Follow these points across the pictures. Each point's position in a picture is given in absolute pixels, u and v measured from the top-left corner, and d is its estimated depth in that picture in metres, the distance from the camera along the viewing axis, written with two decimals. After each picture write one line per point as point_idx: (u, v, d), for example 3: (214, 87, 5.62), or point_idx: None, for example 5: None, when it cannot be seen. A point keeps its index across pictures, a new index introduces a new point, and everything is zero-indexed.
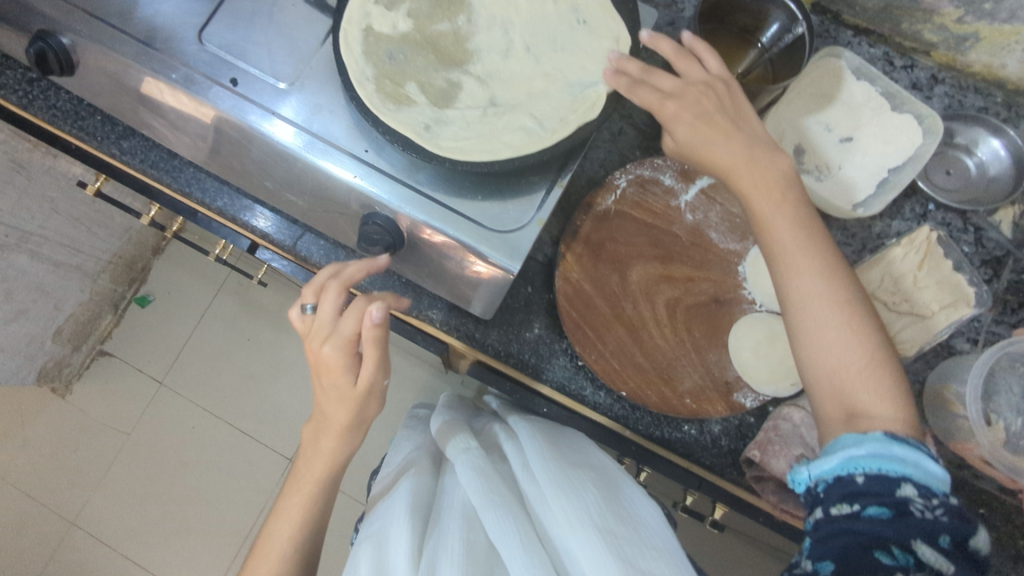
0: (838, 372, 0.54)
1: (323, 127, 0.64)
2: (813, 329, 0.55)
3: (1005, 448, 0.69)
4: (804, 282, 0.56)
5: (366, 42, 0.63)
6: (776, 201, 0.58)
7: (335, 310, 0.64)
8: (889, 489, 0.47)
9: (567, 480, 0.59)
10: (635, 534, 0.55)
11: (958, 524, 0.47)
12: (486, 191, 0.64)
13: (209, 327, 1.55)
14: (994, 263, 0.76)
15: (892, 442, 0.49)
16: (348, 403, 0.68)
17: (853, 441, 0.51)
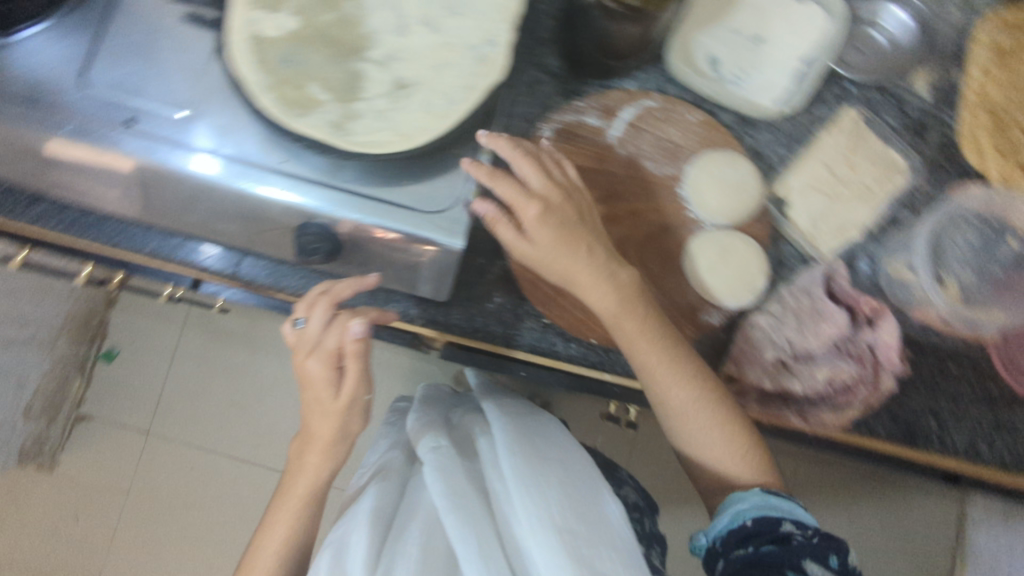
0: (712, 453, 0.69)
1: (235, 147, 0.62)
2: (691, 427, 0.68)
3: (961, 301, 0.73)
4: (678, 391, 0.66)
5: (256, 50, 0.61)
6: (636, 326, 0.65)
7: (322, 324, 0.67)
8: (773, 527, 0.63)
9: (528, 478, 0.62)
10: (592, 531, 0.59)
11: (831, 544, 0.62)
12: (415, 174, 0.63)
13: (183, 365, 1.53)
14: (920, 129, 0.76)
15: (768, 496, 0.66)
16: (330, 417, 0.71)
17: (741, 498, 0.67)
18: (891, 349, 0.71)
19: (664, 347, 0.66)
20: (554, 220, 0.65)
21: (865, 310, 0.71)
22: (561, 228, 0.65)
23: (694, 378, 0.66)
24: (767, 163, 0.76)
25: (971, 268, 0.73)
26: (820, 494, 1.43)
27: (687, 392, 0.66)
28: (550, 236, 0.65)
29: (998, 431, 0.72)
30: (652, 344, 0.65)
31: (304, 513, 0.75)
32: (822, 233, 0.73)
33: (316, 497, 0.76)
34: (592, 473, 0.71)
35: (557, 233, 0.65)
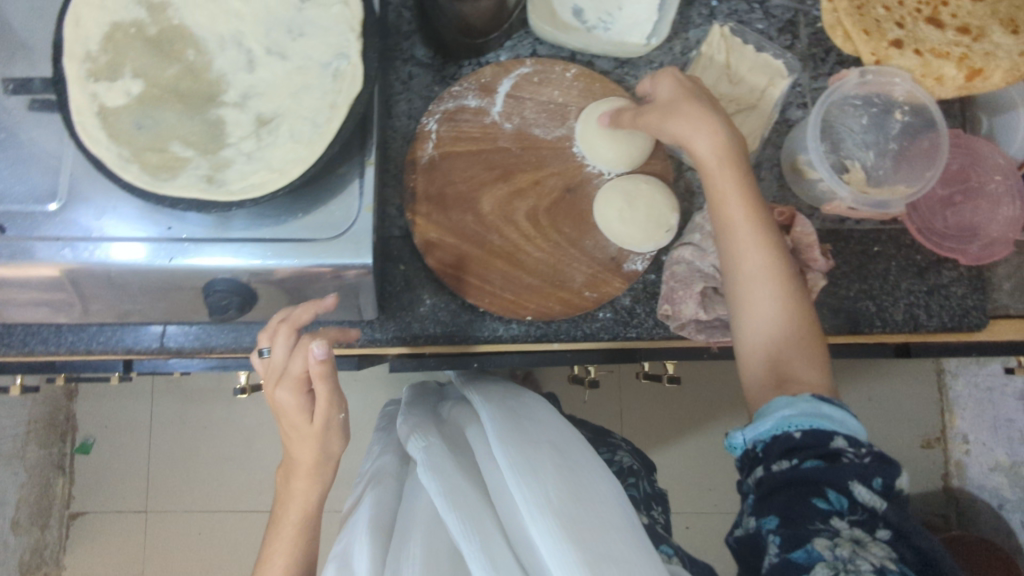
0: (773, 340, 0.60)
1: (119, 226, 0.62)
2: (755, 301, 0.61)
3: (870, 182, 0.74)
4: (751, 251, 0.60)
5: (106, 124, 0.59)
6: (737, 176, 0.61)
7: (286, 349, 0.63)
8: (823, 442, 0.53)
9: (525, 466, 0.59)
10: (596, 515, 0.58)
11: (886, 469, 0.52)
12: (305, 205, 0.64)
13: (162, 437, 1.50)
14: (789, 26, 0.77)
15: (821, 404, 0.55)
16: (310, 443, 0.67)
17: (785, 403, 0.56)
18: (812, 248, 0.69)
19: (750, 205, 0.61)
20: (687, 84, 0.65)
21: (778, 219, 0.70)
22: (687, 89, 0.65)
23: (778, 248, 0.60)
24: None
25: (870, 149, 0.75)
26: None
27: (770, 259, 0.60)
28: (668, 95, 0.65)
29: (933, 295, 0.74)
30: (739, 196, 0.61)
31: (300, 543, 0.71)
32: None
33: (311, 520, 0.72)
34: (581, 449, 0.70)
35: (676, 93, 0.65)
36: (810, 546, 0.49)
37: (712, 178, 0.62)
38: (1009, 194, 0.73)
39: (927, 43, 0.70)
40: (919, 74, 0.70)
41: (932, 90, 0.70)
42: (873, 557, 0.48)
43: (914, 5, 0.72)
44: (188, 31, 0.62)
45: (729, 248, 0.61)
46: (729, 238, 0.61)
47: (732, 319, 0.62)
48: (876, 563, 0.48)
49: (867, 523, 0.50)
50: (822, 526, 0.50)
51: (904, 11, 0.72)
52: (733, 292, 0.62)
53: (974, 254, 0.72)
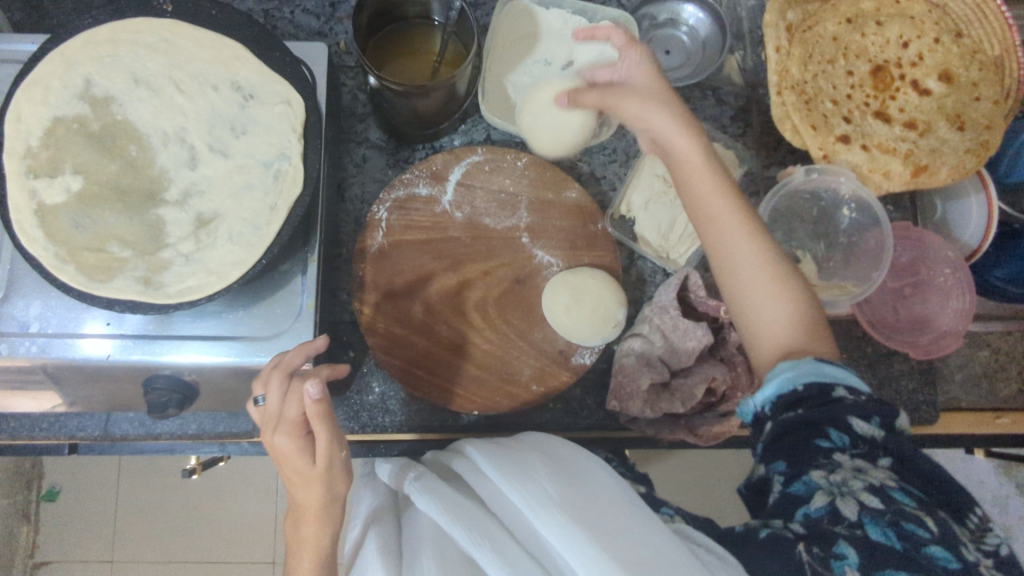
0: (772, 328, 0.56)
1: (58, 322, 0.62)
2: (753, 300, 0.56)
3: (819, 274, 0.74)
4: (740, 245, 0.56)
5: (43, 222, 0.58)
6: (715, 181, 0.57)
7: (279, 397, 0.56)
8: (824, 393, 0.50)
9: (513, 470, 0.55)
10: (590, 498, 0.51)
11: (886, 409, 0.49)
12: (246, 300, 0.63)
13: (132, 483, 1.40)
14: (742, 114, 0.79)
15: (821, 362, 0.51)
16: (314, 484, 0.56)
17: (787, 367, 0.52)
18: None
19: (731, 200, 0.57)
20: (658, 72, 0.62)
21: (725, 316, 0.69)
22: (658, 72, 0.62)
23: (758, 232, 0.57)
24: (609, 184, 0.77)
25: (820, 241, 0.76)
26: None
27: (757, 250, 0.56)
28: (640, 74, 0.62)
29: (883, 389, 0.75)
30: (715, 196, 0.57)
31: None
32: (675, 244, 0.72)
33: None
34: (567, 445, 0.64)
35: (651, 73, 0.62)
36: (806, 477, 0.47)
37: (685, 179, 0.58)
38: (958, 289, 0.72)
39: (875, 137, 0.72)
40: (866, 169, 0.71)
41: (880, 184, 0.70)
42: (872, 480, 0.46)
43: (862, 99, 0.74)
44: (131, 126, 0.61)
45: (714, 247, 0.58)
46: (711, 233, 0.58)
47: (729, 304, 0.58)
48: (874, 484, 0.45)
49: (870, 456, 0.47)
50: (822, 461, 0.47)
51: (852, 104, 0.74)
52: (725, 291, 0.58)
53: (924, 348, 0.72)
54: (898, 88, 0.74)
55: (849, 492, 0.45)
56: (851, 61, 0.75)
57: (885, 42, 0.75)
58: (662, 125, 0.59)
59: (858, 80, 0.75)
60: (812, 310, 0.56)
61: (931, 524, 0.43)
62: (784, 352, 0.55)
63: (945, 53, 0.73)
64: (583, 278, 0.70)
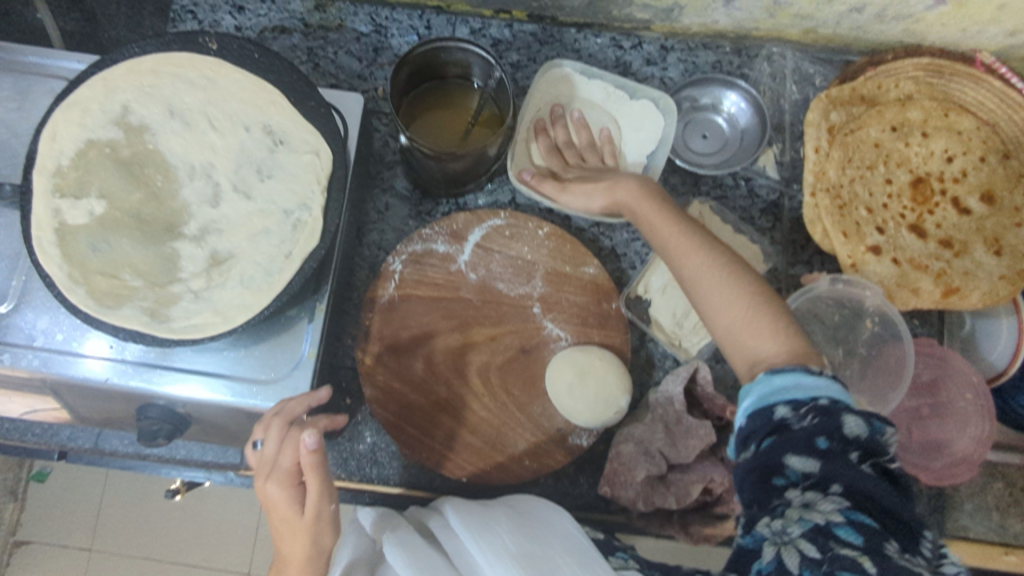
0: (731, 332, 0.52)
1: (62, 339, 0.62)
2: (705, 308, 0.54)
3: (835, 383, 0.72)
4: (683, 256, 0.56)
5: (62, 242, 0.59)
6: (654, 208, 0.60)
7: (277, 445, 0.56)
8: (769, 419, 0.45)
9: (478, 527, 0.56)
10: (542, 546, 0.54)
11: (828, 422, 0.43)
12: (248, 342, 0.63)
13: (122, 475, 1.39)
14: (772, 208, 0.78)
15: (772, 377, 0.47)
16: (300, 536, 0.55)
17: (749, 391, 0.49)
18: None
19: (675, 220, 0.58)
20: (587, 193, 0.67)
21: (729, 417, 0.67)
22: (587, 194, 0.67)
23: (703, 247, 0.56)
24: (629, 262, 0.77)
25: (839, 346, 0.72)
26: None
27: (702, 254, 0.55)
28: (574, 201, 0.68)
29: None
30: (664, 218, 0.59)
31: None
32: (685, 333, 0.72)
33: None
34: (548, 504, 0.63)
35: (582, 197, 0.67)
36: (754, 534, 0.43)
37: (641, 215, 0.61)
38: (977, 414, 0.70)
39: (908, 252, 0.71)
40: (893, 283, 0.70)
41: (907, 301, 0.70)
42: (816, 518, 0.41)
43: (898, 210, 0.73)
44: (161, 157, 0.62)
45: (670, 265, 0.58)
46: (664, 253, 0.58)
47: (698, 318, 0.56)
48: (817, 523, 0.40)
49: (820, 487, 0.42)
50: (777, 506, 0.43)
51: (887, 214, 0.73)
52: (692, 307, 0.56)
53: (934, 473, 0.70)
54: (938, 203, 0.73)
55: (790, 539, 0.41)
56: (891, 169, 0.74)
57: (929, 155, 0.73)
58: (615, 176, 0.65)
59: (896, 190, 0.73)
60: (774, 309, 0.52)
61: (870, 569, 0.38)
62: (752, 360, 0.51)
63: (990, 173, 0.73)
64: (587, 356, 0.68)
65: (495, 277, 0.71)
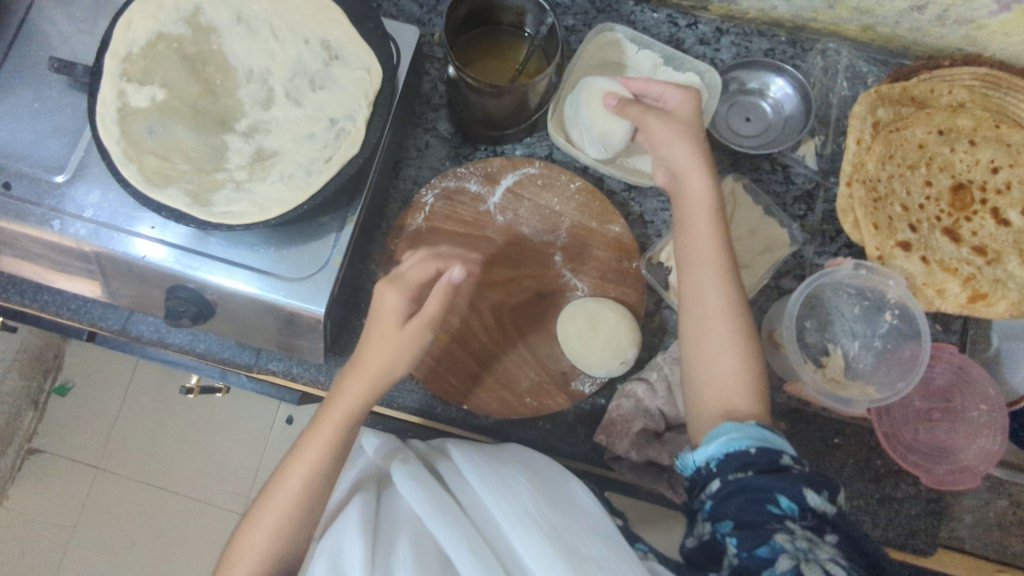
0: (714, 378, 0.58)
1: (110, 214, 0.65)
2: (705, 343, 0.58)
3: (846, 373, 0.72)
4: (707, 286, 0.59)
5: (122, 121, 0.62)
6: (705, 212, 0.61)
7: (413, 262, 0.63)
8: (772, 458, 0.50)
9: (494, 476, 0.56)
10: (568, 518, 0.53)
11: (828, 483, 0.50)
12: (280, 242, 0.66)
13: (139, 397, 1.42)
14: (807, 197, 0.78)
15: (762, 429, 0.52)
16: (386, 349, 0.60)
17: (732, 428, 0.53)
18: None
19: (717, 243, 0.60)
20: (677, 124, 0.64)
21: None
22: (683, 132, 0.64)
23: (730, 284, 0.59)
24: (655, 230, 0.77)
25: (857, 339, 0.73)
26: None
27: (723, 296, 0.59)
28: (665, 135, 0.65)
29: (883, 507, 0.71)
30: (706, 232, 0.61)
31: (316, 479, 0.56)
32: None
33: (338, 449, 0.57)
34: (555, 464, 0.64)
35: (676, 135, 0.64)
36: (771, 541, 0.46)
37: (685, 213, 0.62)
38: (991, 427, 0.70)
39: (938, 253, 0.70)
40: (920, 280, 0.69)
41: (932, 300, 0.69)
42: (825, 550, 0.45)
43: (935, 212, 0.72)
44: (223, 58, 0.66)
45: (684, 288, 0.61)
46: (687, 268, 0.61)
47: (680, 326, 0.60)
48: (827, 554, 0.45)
49: (819, 530, 0.47)
50: (776, 528, 0.47)
51: (922, 215, 0.72)
52: (688, 333, 0.60)
53: (938, 477, 0.69)
54: (977, 211, 0.72)
55: (815, 559, 0.44)
56: (933, 172, 0.73)
57: (974, 162, 0.73)
58: (685, 157, 0.63)
59: (935, 193, 0.73)
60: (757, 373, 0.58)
61: None
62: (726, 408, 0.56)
63: None
64: (602, 307, 0.70)
65: (522, 222, 0.73)
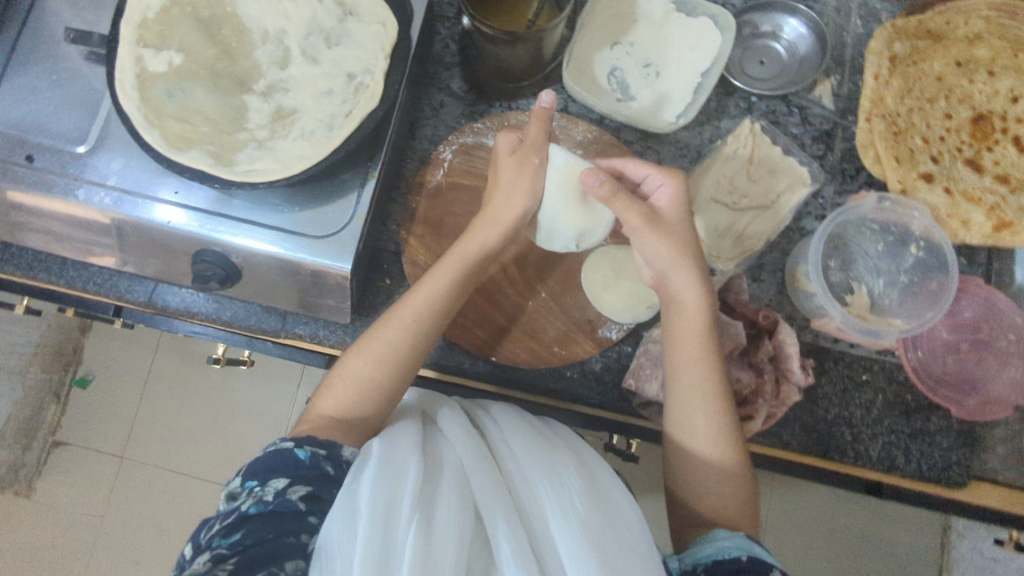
0: (700, 478, 0.60)
1: (132, 180, 0.65)
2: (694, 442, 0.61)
3: (873, 310, 0.71)
4: (690, 387, 0.61)
5: (140, 85, 0.62)
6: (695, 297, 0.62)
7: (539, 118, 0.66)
8: (767, 572, 0.52)
9: (556, 465, 0.54)
10: (615, 528, 0.50)
11: None
12: (302, 202, 0.66)
13: (160, 385, 1.37)
14: (825, 137, 0.77)
15: (753, 542, 0.55)
16: (503, 191, 0.65)
17: (724, 535, 0.55)
18: (791, 359, 0.68)
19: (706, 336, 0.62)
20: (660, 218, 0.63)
21: (762, 322, 0.69)
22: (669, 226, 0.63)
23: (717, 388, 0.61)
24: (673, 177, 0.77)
25: (881, 277, 0.73)
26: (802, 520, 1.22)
27: (705, 396, 0.61)
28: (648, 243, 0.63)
29: (914, 441, 0.71)
30: (696, 326, 0.62)
31: (410, 335, 0.61)
32: (724, 246, 0.72)
33: (426, 324, 0.62)
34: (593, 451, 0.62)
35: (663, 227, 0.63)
36: None
37: (671, 300, 0.64)
38: (1018, 354, 0.71)
39: (960, 183, 0.70)
40: (944, 213, 0.69)
41: (957, 231, 0.69)
42: None
43: (955, 144, 0.71)
44: (238, 20, 0.66)
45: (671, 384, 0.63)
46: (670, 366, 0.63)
47: (666, 418, 0.63)
48: None
49: None
50: None
51: (944, 147, 0.72)
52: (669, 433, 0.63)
53: (969, 409, 0.69)
54: (998, 141, 0.71)
55: None
56: (953, 104, 0.72)
57: (993, 93, 0.71)
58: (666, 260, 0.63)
59: (955, 125, 0.72)
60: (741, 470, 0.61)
61: None
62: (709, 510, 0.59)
63: None
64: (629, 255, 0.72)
65: None
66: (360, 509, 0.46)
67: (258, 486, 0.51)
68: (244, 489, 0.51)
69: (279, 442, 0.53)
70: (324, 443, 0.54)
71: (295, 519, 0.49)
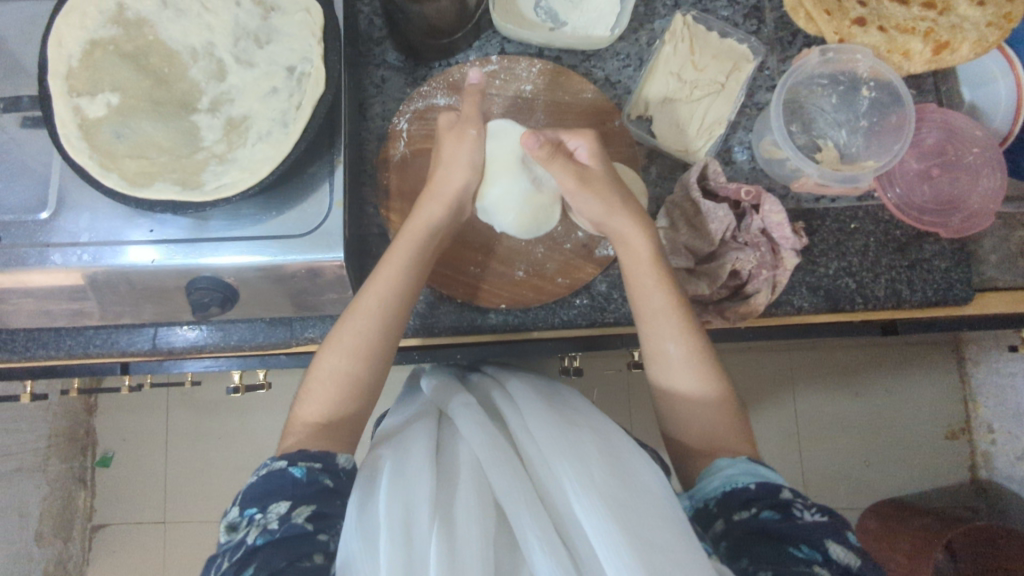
0: (688, 411, 0.63)
1: (105, 230, 0.65)
2: (675, 375, 0.64)
3: (843, 162, 0.76)
4: (662, 326, 0.64)
5: (86, 133, 0.62)
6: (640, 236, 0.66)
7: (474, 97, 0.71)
8: (774, 493, 0.54)
9: (567, 438, 0.54)
10: (632, 493, 0.51)
11: (836, 523, 0.53)
12: (277, 205, 0.66)
13: (180, 442, 1.36)
14: (755, 12, 0.79)
15: (756, 465, 0.58)
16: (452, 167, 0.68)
17: (728, 463, 0.59)
18: (781, 226, 0.70)
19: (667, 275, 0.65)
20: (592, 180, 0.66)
21: (746, 199, 0.72)
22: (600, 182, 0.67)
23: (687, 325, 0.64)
24: (623, 88, 0.78)
25: (843, 127, 0.77)
26: (822, 380, 1.28)
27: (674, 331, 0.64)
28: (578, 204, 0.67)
29: (914, 272, 0.74)
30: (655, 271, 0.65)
31: (386, 326, 0.63)
32: (691, 137, 0.74)
33: (396, 305, 0.63)
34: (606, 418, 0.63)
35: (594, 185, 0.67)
36: None
37: (626, 245, 0.66)
38: (989, 167, 0.72)
39: (892, 19, 0.70)
40: (885, 50, 0.70)
41: (901, 64, 0.70)
42: None
43: None
44: (163, 45, 0.65)
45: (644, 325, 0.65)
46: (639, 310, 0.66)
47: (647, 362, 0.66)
48: None
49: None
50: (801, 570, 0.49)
51: None
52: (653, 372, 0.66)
53: (954, 228, 0.72)
54: None
55: None
56: None
57: None
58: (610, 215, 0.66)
59: None
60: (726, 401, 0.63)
61: None
62: (706, 440, 0.62)
63: None
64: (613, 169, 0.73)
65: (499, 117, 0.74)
66: (379, 521, 0.49)
67: (258, 514, 0.52)
68: (244, 518, 0.52)
69: (271, 465, 0.55)
70: (318, 457, 0.56)
71: (306, 540, 0.50)
